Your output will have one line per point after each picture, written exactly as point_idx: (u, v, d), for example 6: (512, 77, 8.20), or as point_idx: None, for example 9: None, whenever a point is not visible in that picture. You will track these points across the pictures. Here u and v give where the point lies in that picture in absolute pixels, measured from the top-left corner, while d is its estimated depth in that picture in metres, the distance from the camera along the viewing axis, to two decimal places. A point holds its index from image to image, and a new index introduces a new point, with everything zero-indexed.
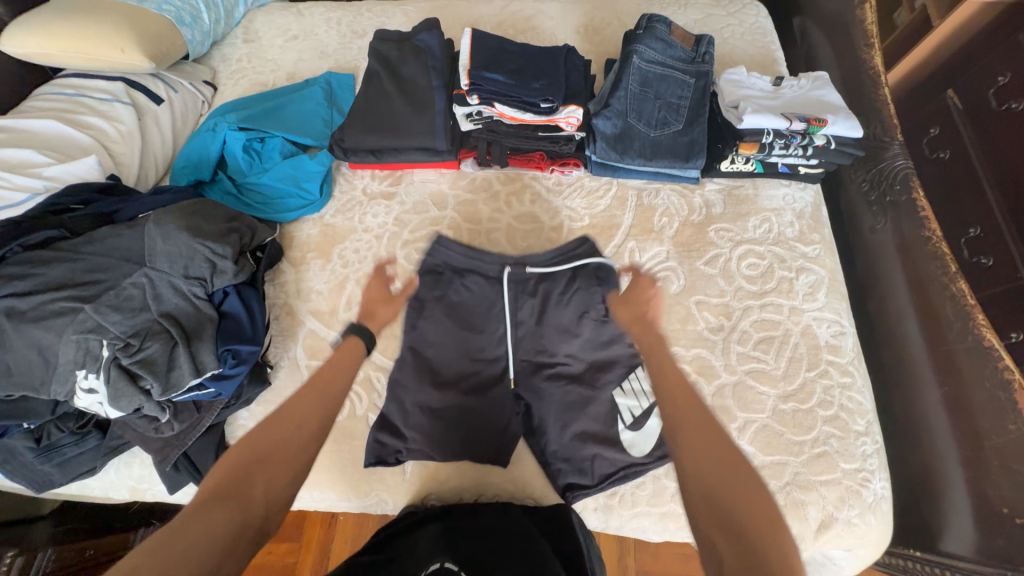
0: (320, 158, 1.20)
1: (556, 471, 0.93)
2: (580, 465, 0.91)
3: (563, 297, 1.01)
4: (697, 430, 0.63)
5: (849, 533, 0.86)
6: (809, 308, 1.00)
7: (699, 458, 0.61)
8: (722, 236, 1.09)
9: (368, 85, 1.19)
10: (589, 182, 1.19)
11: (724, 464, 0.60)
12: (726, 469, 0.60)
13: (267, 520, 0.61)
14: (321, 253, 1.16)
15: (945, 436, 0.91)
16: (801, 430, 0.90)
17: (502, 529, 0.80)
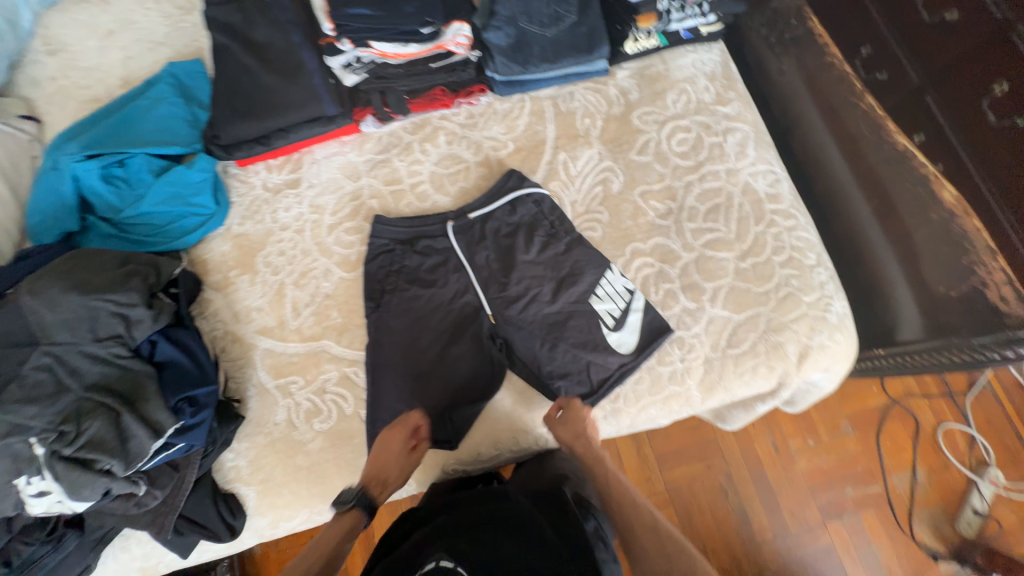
0: (200, 165, 1.04)
1: (554, 392, 0.92)
2: (579, 378, 0.92)
3: (509, 231, 1.00)
4: (650, 536, 0.79)
5: (824, 354, 0.94)
6: (743, 165, 1.02)
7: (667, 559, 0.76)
8: (646, 121, 1.06)
9: (220, 63, 1.01)
10: (501, 106, 1.11)
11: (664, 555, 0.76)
12: (664, 557, 0.76)
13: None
14: (243, 266, 1.04)
15: (883, 244, 0.99)
16: (763, 281, 0.95)
17: (501, 516, 0.78)
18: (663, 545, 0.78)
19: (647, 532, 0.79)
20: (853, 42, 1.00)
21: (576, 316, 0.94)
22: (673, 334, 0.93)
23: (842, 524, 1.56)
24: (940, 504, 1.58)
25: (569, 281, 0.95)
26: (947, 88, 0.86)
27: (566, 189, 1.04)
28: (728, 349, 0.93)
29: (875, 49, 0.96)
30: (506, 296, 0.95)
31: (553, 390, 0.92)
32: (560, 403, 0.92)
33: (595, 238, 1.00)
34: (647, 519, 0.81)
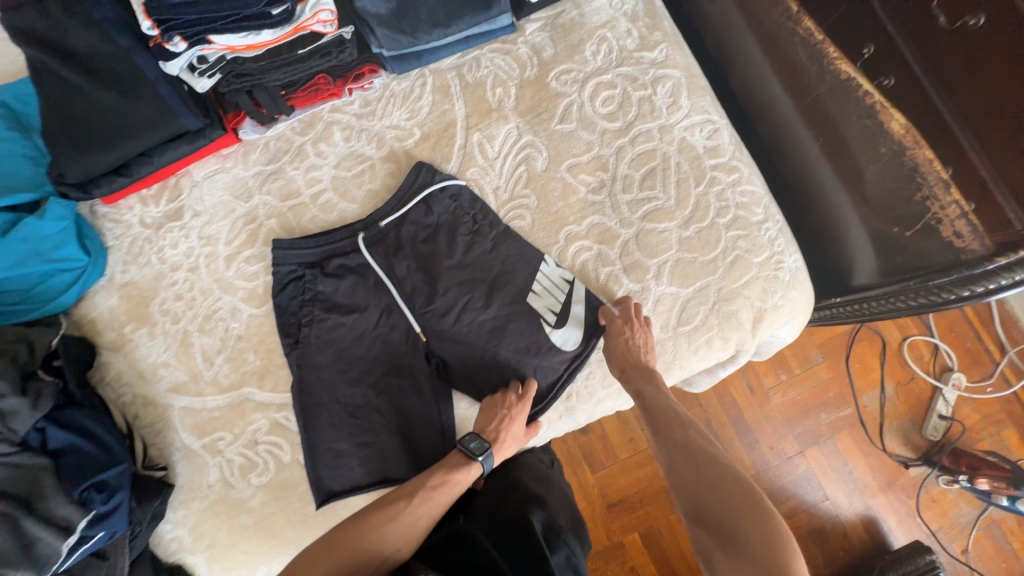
0: (52, 212, 0.87)
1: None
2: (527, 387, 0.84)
3: (428, 235, 0.88)
4: (688, 463, 0.71)
5: (780, 314, 0.88)
6: (678, 119, 0.91)
7: (698, 481, 0.68)
8: (565, 81, 0.93)
9: (40, 83, 0.82)
10: (398, 86, 0.96)
11: (701, 479, 0.68)
12: (706, 485, 0.67)
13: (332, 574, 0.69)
14: (137, 319, 0.91)
15: (835, 185, 0.90)
16: (709, 249, 0.87)
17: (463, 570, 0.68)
18: (713, 475, 0.68)
19: (699, 462, 0.70)
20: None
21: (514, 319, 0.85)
22: None
23: (819, 449, 1.61)
24: (908, 415, 1.63)
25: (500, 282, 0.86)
26: None
27: (487, 175, 0.91)
28: (679, 327, 0.86)
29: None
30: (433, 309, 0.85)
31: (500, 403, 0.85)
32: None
33: (525, 227, 0.90)
34: (693, 446, 0.72)
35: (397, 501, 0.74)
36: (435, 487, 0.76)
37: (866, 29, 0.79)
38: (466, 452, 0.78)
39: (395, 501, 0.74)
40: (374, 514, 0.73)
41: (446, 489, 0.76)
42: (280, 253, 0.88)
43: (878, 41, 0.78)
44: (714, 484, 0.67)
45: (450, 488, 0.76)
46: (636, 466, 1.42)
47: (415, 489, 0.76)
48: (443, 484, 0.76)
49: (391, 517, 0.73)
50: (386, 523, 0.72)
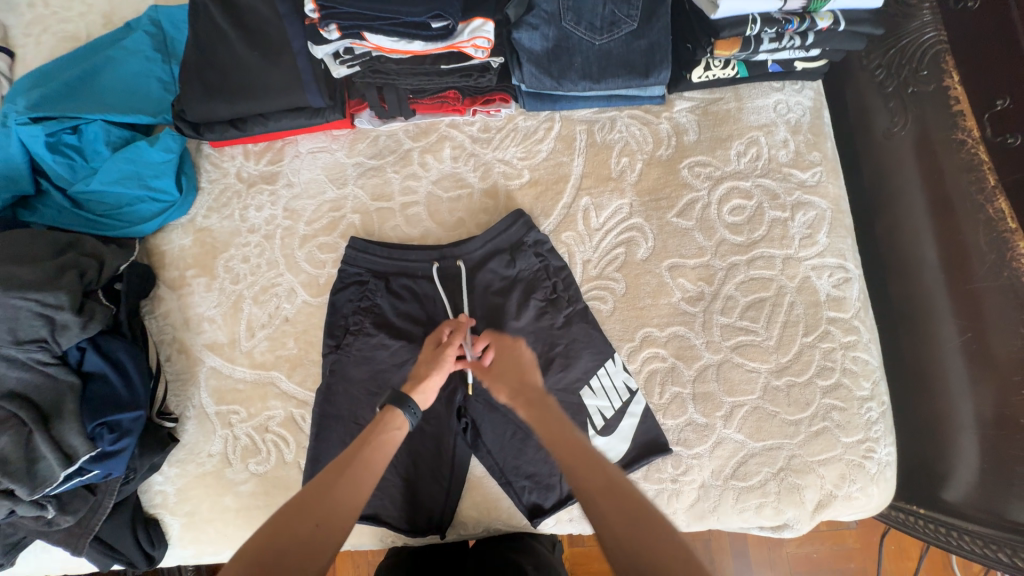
0: (163, 142, 0.89)
1: (516, 492, 0.79)
2: (548, 484, 0.79)
3: (502, 287, 0.83)
4: (590, 476, 0.60)
5: (850, 506, 0.77)
6: (808, 255, 0.81)
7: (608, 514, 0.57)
8: (697, 174, 0.85)
9: (194, 24, 0.84)
10: (523, 123, 0.91)
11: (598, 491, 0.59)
12: (613, 500, 0.58)
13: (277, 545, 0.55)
14: (201, 267, 0.92)
15: (963, 389, 0.78)
16: (796, 409, 0.77)
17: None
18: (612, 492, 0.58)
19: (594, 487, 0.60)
20: (987, 91, 0.75)
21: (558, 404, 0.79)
22: (670, 452, 0.77)
23: None
24: None
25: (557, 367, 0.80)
26: None
27: (581, 244, 0.85)
28: (732, 480, 0.77)
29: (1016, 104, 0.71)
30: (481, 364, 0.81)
31: (516, 489, 0.79)
32: (520, 507, 0.79)
33: (603, 312, 0.83)
34: (589, 453, 0.62)
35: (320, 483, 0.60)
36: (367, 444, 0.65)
37: None
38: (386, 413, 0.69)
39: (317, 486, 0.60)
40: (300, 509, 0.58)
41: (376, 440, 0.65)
42: (354, 252, 0.85)
43: None
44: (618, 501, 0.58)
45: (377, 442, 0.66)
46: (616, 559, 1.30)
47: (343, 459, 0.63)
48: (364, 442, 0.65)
49: (321, 496, 0.59)
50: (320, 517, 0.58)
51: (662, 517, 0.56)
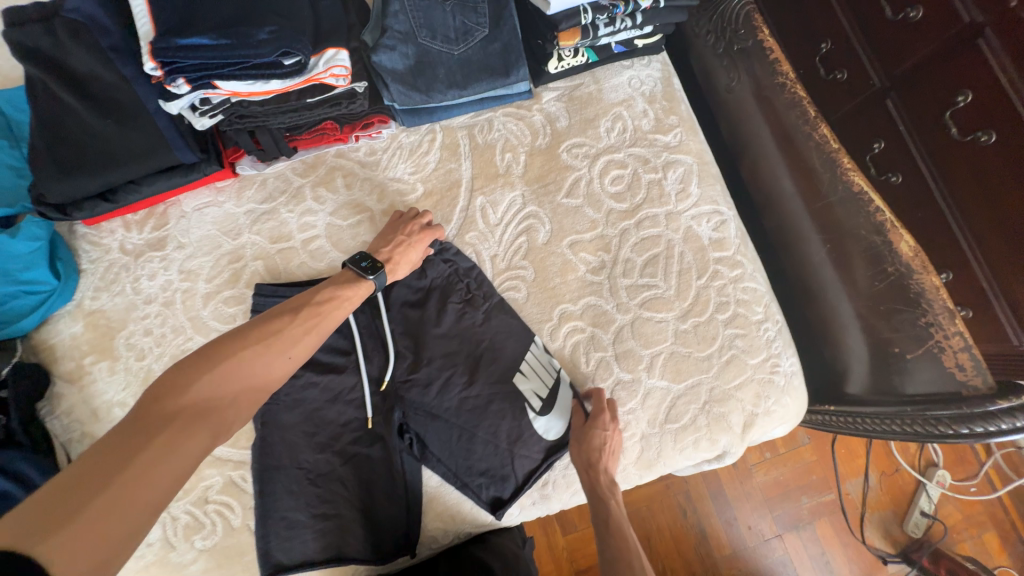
0: (27, 231, 0.82)
1: (474, 491, 0.81)
2: (501, 474, 0.81)
3: (418, 299, 0.86)
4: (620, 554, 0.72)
5: (772, 420, 0.85)
6: (685, 207, 0.89)
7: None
8: (576, 155, 0.91)
9: (33, 102, 0.79)
10: (407, 138, 0.94)
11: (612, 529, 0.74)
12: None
13: (149, 447, 0.52)
14: (100, 351, 0.86)
15: (836, 291, 0.89)
16: (706, 345, 0.84)
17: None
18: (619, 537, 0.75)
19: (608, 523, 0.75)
20: (807, 42, 0.88)
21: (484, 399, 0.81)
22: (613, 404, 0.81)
23: (798, 534, 1.59)
24: (892, 508, 1.61)
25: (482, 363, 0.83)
26: (910, 91, 0.74)
27: (485, 241, 0.89)
28: (667, 424, 0.83)
29: (835, 45, 0.83)
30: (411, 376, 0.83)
31: (472, 489, 0.81)
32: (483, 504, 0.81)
33: (518, 300, 0.86)
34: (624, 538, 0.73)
35: (191, 409, 0.57)
36: (260, 340, 0.65)
37: (880, 127, 0.79)
38: (358, 271, 0.78)
39: (171, 417, 0.55)
40: (155, 423, 0.54)
41: (247, 362, 0.63)
42: (262, 298, 0.83)
43: (889, 140, 0.78)
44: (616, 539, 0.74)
45: (252, 386, 0.63)
46: None
47: (203, 391, 0.59)
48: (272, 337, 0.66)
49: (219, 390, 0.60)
50: (216, 413, 0.59)
51: None
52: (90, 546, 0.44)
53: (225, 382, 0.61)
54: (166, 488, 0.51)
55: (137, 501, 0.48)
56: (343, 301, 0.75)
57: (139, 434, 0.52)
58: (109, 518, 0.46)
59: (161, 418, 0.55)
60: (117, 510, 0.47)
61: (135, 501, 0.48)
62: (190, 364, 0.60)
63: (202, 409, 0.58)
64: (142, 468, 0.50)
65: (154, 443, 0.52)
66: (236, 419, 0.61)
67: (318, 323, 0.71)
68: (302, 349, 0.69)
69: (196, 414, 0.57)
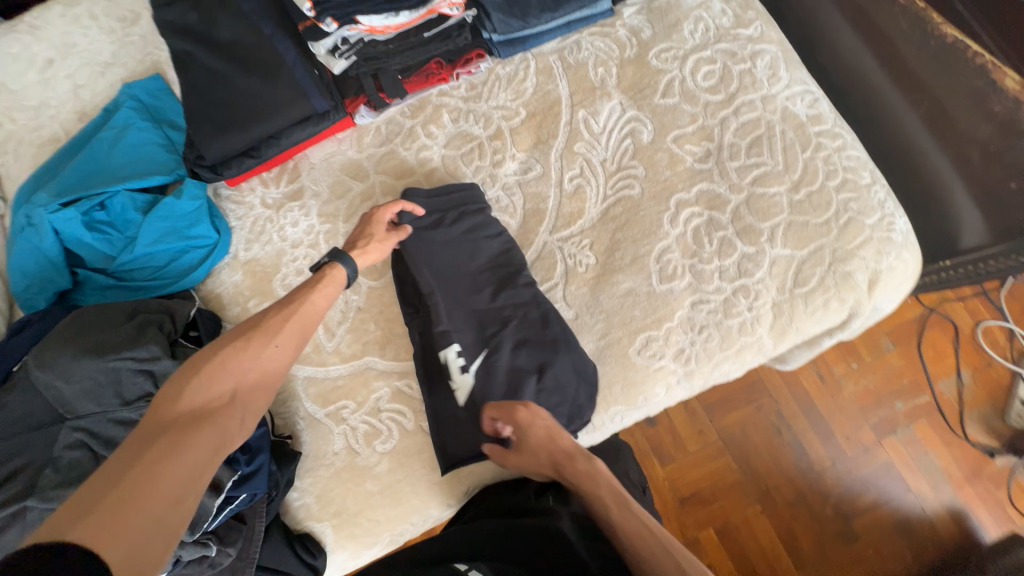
0: (189, 192, 0.94)
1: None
2: (563, 406, 0.82)
3: (538, 209, 0.94)
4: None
5: (895, 276, 0.88)
6: (779, 90, 0.94)
7: None
8: (666, 59, 0.97)
9: (187, 74, 0.90)
10: (503, 70, 1.01)
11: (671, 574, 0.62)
12: None
13: (153, 453, 0.52)
14: (260, 294, 0.95)
15: (936, 150, 0.93)
16: (821, 211, 0.88)
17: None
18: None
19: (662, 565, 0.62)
20: None
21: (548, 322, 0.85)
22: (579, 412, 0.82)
23: (896, 440, 1.48)
24: (989, 402, 1.50)
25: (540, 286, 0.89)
26: None
27: (593, 149, 0.95)
28: (796, 289, 0.87)
29: None
30: (476, 311, 0.87)
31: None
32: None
33: (635, 196, 0.92)
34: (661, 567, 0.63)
35: (187, 414, 0.58)
36: (247, 332, 0.65)
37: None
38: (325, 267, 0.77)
39: (169, 424, 0.56)
40: (156, 433, 0.55)
41: (231, 359, 0.63)
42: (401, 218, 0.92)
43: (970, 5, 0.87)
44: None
45: (245, 385, 0.63)
46: (707, 460, 1.48)
47: (197, 395, 0.59)
48: (252, 330, 0.66)
49: (209, 391, 0.60)
50: (208, 415, 0.58)
51: None
52: (117, 537, 0.46)
53: (214, 384, 0.61)
54: (180, 482, 0.52)
55: (156, 494, 0.50)
56: (324, 284, 0.74)
57: (145, 445, 0.53)
58: (131, 517, 0.47)
59: (162, 426, 0.56)
60: (137, 505, 0.48)
61: (152, 493, 0.50)
62: (182, 374, 0.61)
63: (198, 412, 0.58)
64: (150, 468, 0.51)
65: (159, 449, 0.53)
66: (239, 416, 0.61)
67: (303, 307, 0.70)
68: (287, 337, 0.67)
69: (193, 418, 0.58)
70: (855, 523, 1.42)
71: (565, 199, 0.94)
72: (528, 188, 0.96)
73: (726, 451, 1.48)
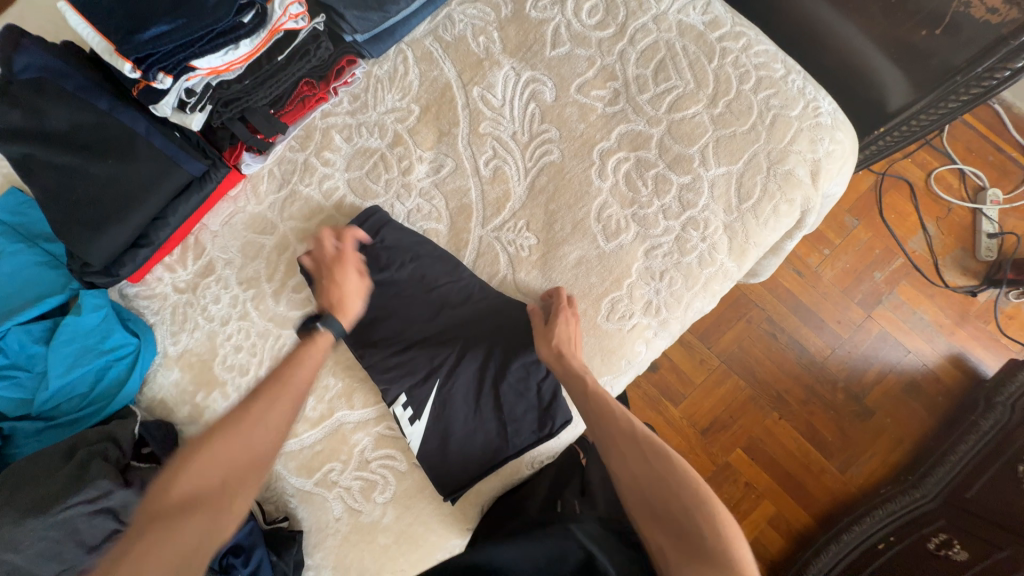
0: (88, 303, 0.85)
1: (516, 432, 0.80)
2: (529, 412, 0.80)
3: (464, 205, 0.88)
4: (629, 445, 0.64)
5: (835, 160, 0.86)
6: (668, 4, 0.88)
7: (632, 464, 0.62)
8: (544, 7, 0.90)
9: (38, 181, 0.81)
10: (381, 69, 0.93)
11: (656, 475, 0.60)
12: (641, 455, 0.62)
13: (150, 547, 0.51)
14: (206, 384, 0.88)
15: (841, 21, 0.91)
16: (745, 117, 0.84)
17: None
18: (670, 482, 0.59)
19: (626, 456, 0.63)
20: None
21: (485, 331, 0.82)
22: (555, 415, 0.79)
23: (884, 309, 1.50)
24: (959, 246, 1.53)
25: (466, 294, 0.83)
26: None
27: (500, 125, 0.89)
28: (743, 205, 0.84)
29: None
30: (416, 346, 0.83)
31: (513, 434, 0.80)
32: (532, 441, 0.79)
33: (556, 161, 0.87)
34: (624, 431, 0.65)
35: (183, 498, 0.55)
36: (241, 407, 0.63)
37: None
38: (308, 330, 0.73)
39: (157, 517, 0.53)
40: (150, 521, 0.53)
41: (242, 434, 0.60)
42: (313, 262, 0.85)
43: None
44: (663, 484, 0.59)
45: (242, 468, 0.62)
46: (714, 388, 1.48)
47: (190, 478, 0.57)
48: (257, 406, 0.63)
49: (207, 470, 0.57)
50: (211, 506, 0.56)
51: (690, 484, 0.59)
52: None
53: (217, 462, 0.58)
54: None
55: None
56: (308, 351, 0.70)
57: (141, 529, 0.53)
58: None
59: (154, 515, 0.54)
60: None
61: None
62: (182, 455, 0.59)
63: (195, 498, 0.56)
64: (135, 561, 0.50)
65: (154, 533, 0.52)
66: (236, 501, 0.58)
67: (304, 359, 0.69)
68: (291, 395, 0.66)
69: (187, 505, 0.55)
70: (867, 400, 1.44)
71: (487, 186, 0.88)
72: (446, 185, 0.89)
73: (730, 374, 1.48)
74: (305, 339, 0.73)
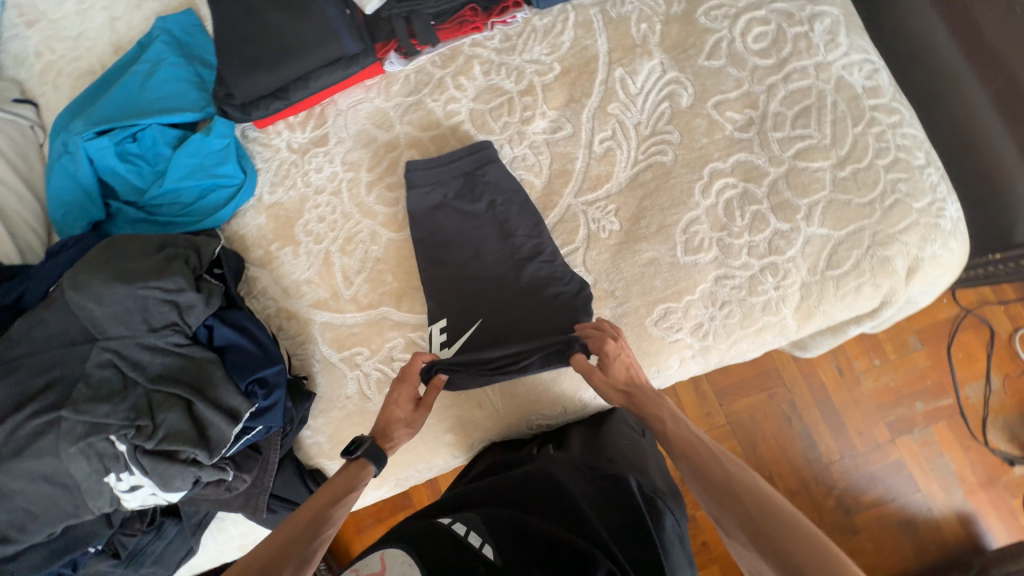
0: (217, 130, 0.94)
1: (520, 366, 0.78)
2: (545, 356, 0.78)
3: (565, 172, 0.92)
4: (737, 489, 0.59)
5: (937, 265, 0.84)
6: (836, 57, 0.87)
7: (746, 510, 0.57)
8: (715, 17, 0.91)
9: (223, 11, 0.91)
10: (540, 21, 0.96)
11: (765, 527, 0.55)
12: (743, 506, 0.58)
13: None
14: (283, 238, 0.96)
15: None
16: (867, 190, 0.83)
17: (541, 533, 0.61)
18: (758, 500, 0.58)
19: (731, 493, 0.59)
20: None
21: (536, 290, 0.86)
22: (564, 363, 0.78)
23: (911, 439, 1.44)
24: (1018, 410, 1.45)
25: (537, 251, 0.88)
26: None
27: (628, 111, 0.91)
28: (828, 271, 0.83)
29: None
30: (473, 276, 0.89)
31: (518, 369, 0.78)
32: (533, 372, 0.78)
33: (667, 163, 0.88)
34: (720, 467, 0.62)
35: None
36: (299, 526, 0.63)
37: None
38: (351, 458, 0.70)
39: None
40: None
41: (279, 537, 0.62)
42: (418, 169, 0.91)
43: None
44: (789, 538, 0.53)
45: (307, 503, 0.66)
46: None
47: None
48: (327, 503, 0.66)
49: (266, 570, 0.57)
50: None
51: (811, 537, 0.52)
52: None
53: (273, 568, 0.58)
54: None
55: None
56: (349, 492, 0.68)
57: None
58: None
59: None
60: None
61: None
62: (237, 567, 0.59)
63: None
64: None
65: None
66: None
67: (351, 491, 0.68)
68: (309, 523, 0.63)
69: None
70: (857, 516, 1.41)
71: (593, 161, 0.91)
72: (556, 147, 0.93)
73: (733, 435, 1.47)
74: (342, 471, 0.70)
